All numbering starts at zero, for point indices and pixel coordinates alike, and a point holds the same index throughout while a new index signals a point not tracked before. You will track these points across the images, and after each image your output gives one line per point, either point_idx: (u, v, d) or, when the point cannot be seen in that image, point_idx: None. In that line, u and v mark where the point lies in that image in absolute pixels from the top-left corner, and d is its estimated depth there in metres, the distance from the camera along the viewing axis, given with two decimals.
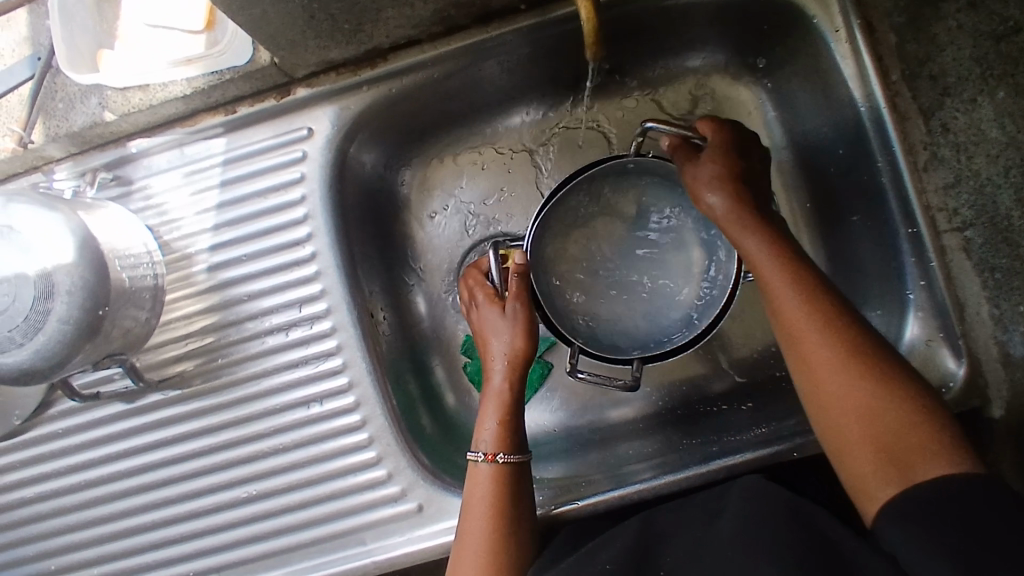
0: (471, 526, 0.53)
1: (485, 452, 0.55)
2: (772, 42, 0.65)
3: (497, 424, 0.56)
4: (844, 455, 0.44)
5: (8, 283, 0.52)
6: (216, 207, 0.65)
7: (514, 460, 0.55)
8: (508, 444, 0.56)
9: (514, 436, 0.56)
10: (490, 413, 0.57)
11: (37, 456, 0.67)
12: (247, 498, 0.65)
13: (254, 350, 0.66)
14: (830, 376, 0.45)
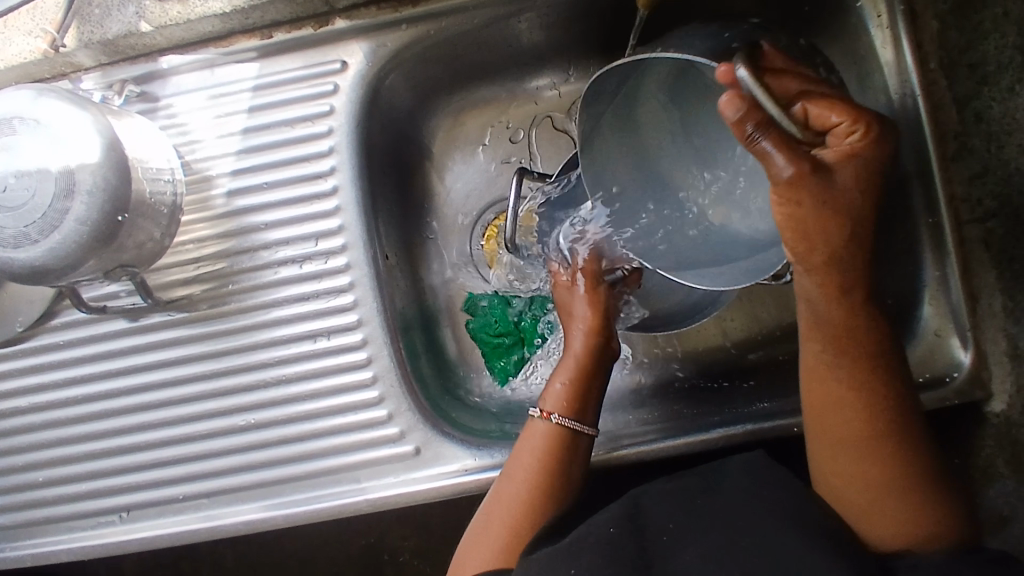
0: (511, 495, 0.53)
1: (543, 410, 0.57)
2: (812, 24, 0.64)
3: (562, 386, 0.59)
4: (864, 502, 0.46)
5: (30, 177, 0.52)
6: (241, 131, 0.64)
7: (574, 427, 0.56)
8: (571, 408, 0.58)
9: (576, 399, 0.58)
10: (560, 374, 0.60)
11: (34, 367, 0.66)
12: (245, 427, 0.64)
13: (266, 280, 0.64)
14: (867, 438, 0.47)
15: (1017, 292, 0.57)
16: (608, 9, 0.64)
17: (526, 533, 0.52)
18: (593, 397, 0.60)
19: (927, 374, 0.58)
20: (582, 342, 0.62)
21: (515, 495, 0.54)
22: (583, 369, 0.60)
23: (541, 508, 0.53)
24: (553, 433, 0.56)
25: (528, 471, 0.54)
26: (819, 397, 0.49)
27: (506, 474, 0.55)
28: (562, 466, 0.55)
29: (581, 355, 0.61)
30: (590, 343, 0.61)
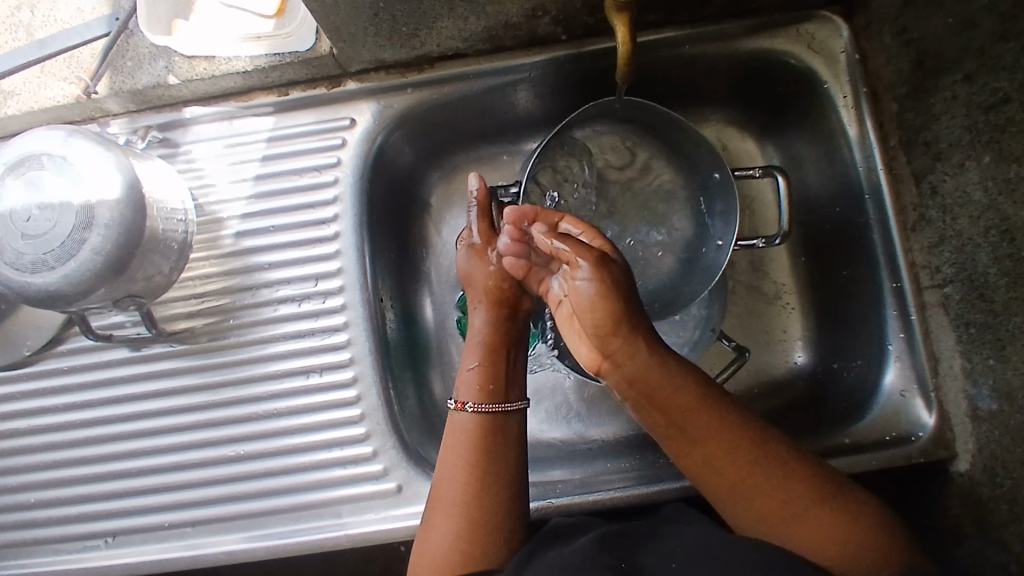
0: (448, 477, 0.53)
1: (457, 402, 0.56)
2: (786, 102, 0.70)
3: (472, 370, 0.58)
4: (809, 540, 0.46)
5: (53, 209, 0.56)
6: (254, 178, 0.69)
7: (482, 409, 0.55)
8: (478, 394, 0.56)
9: (489, 379, 0.57)
10: (472, 348, 0.60)
11: (36, 390, 0.69)
12: (233, 457, 0.66)
13: (265, 317, 0.68)
14: (791, 490, 0.47)
15: (974, 354, 0.57)
16: (597, 82, 0.70)
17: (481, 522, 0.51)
18: (501, 360, 0.59)
19: (892, 434, 0.61)
20: (484, 321, 0.61)
21: (457, 500, 0.51)
22: (486, 350, 0.60)
23: (482, 510, 0.51)
24: (471, 425, 0.55)
25: (457, 468, 0.53)
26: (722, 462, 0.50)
27: (438, 481, 0.53)
28: (491, 457, 0.53)
29: (487, 333, 0.61)
30: (501, 324, 0.62)
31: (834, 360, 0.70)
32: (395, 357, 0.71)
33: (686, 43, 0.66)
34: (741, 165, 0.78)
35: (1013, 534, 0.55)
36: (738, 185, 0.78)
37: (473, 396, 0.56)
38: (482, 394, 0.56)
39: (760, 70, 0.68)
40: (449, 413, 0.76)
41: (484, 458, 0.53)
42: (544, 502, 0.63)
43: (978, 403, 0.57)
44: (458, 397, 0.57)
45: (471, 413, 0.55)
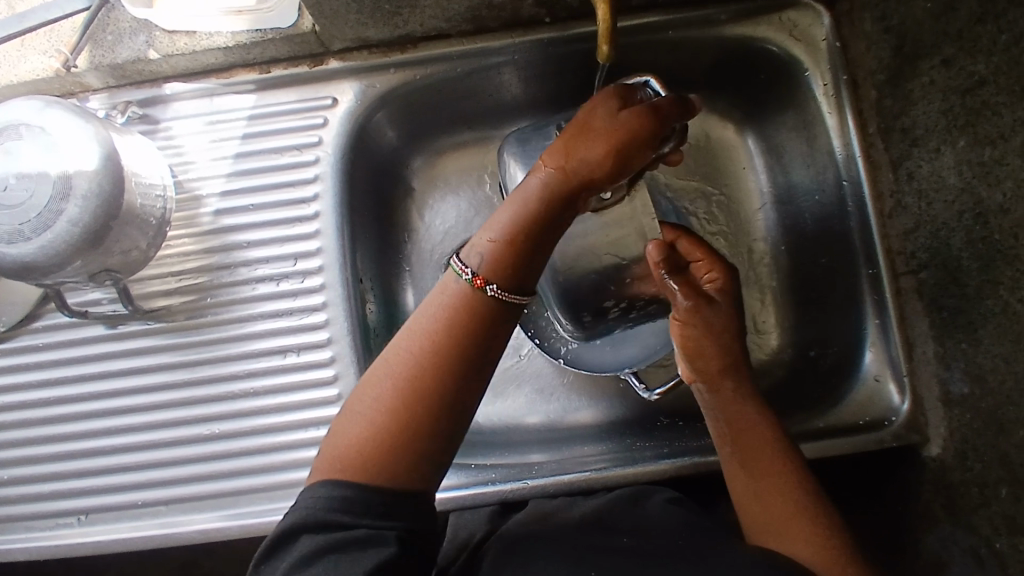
0: (400, 357, 0.47)
1: (474, 271, 0.48)
2: (766, 90, 0.71)
3: (491, 243, 0.49)
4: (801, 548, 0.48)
5: (29, 179, 0.56)
6: (233, 156, 0.69)
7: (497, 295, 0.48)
8: (495, 268, 0.48)
9: (507, 260, 0.49)
10: (510, 210, 0.50)
11: (9, 367, 0.68)
12: (209, 436, 0.66)
13: (243, 296, 0.68)
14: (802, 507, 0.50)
15: (947, 338, 0.58)
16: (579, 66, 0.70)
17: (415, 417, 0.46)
18: (541, 242, 0.49)
19: (867, 417, 0.62)
20: (544, 178, 0.49)
21: (400, 386, 0.46)
22: (537, 205, 0.49)
23: (426, 404, 0.46)
24: (466, 297, 0.48)
25: (415, 351, 0.47)
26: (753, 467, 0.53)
27: (391, 358, 0.48)
28: (461, 350, 0.47)
29: (536, 214, 0.49)
30: (582, 166, 0.49)
31: (811, 347, 0.70)
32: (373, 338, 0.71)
33: (669, 29, 0.66)
34: (721, 155, 0.78)
35: (984, 518, 0.56)
36: (717, 174, 0.78)
37: (495, 275, 0.48)
38: (511, 271, 0.49)
39: (741, 57, 0.69)
40: None
41: (460, 350, 0.47)
42: (519, 484, 0.63)
43: (951, 387, 0.58)
44: (472, 266, 0.48)
45: (488, 294, 0.48)
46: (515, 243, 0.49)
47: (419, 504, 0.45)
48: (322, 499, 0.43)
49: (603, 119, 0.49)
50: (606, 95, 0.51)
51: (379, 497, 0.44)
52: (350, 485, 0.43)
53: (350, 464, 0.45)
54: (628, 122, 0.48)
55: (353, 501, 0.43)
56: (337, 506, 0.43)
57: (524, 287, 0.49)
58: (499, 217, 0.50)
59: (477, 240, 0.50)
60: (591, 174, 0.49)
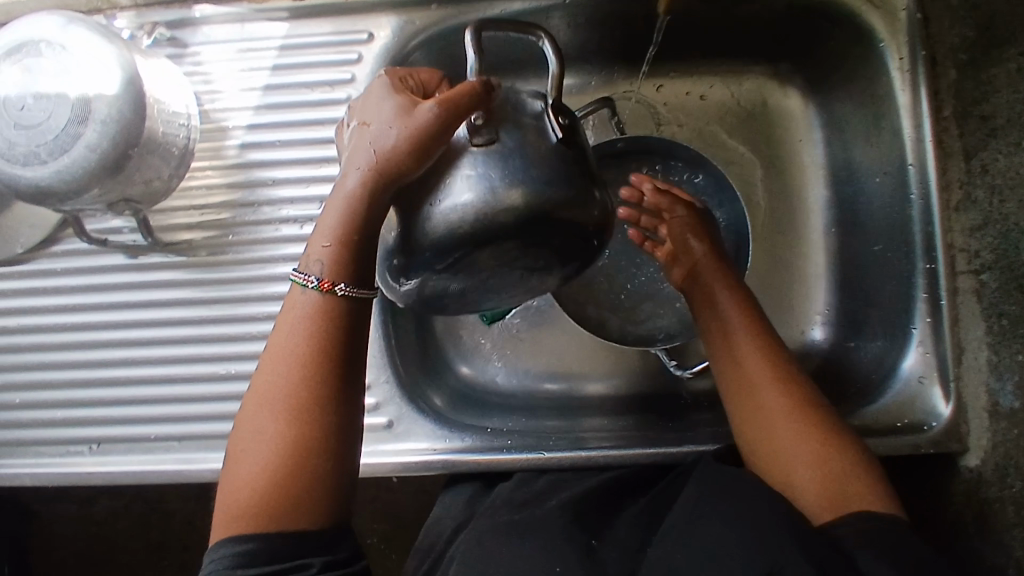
0: (274, 378, 0.43)
1: (319, 278, 0.44)
2: (835, 59, 0.65)
3: (328, 249, 0.44)
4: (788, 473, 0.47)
5: (49, 100, 0.53)
6: (263, 89, 0.66)
7: (355, 295, 0.44)
8: (346, 270, 0.44)
9: (358, 259, 0.45)
10: (335, 211, 0.45)
11: (30, 289, 0.67)
12: (224, 376, 0.65)
13: (266, 237, 0.65)
14: (787, 425, 0.49)
15: (1003, 347, 0.56)
16: (635, 17, 0.65)
17: (307, 440, 0.42)
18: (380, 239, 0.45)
19: (905, 421, 0.58)
20: (367, 181, 0.43)
21: (288, 409, 0.43)
22: (350, 218, 0.44)
23: (319, 420, 0.43)
24: (325, 305, 0.44)
25: (291, 380, 0.43)
26: (742, 383, 0.52)
27: (268, 392, 0.43)
28: (340, 371, 0.44)
29: (360, 212, 0.44)
30: (398, 173, 0.43)
31: (850, 338, 0.67)
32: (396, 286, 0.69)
33: None
34: (776, 122, 0.73)
35: (1016, 538, 0.56)
36: (770, 142, 0.73)
37: (342, 277, 0.44)
38: (351, 271, 0.45)
39: (811, 19, 0.63)
40: (449, 351, 0.74)
41: (336, 363, 0.44)
42: (535, 453, 0.62)
43: (1000, 399, 0.57)
44: (316, 275, 0.44)
45: (336, 296, 0.44)
46: (348, 244, 0.44)
47: (336, 541, 0.43)
48: (227, 557, 0.40)
49: (412, 117, 0.43)
50: (396, 76, 0.47)
51: (287, 548, 0.41)
52: (250, 542, 0.40)
53: (247, 515, 0.41)
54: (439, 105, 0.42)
55: (261, 556, 0.40)
56: (244, 562, 0.40)
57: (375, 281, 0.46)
58: (325, 220, 0.45)
59: (314, 245, 0.45)
60: (418, 162, 0.43)
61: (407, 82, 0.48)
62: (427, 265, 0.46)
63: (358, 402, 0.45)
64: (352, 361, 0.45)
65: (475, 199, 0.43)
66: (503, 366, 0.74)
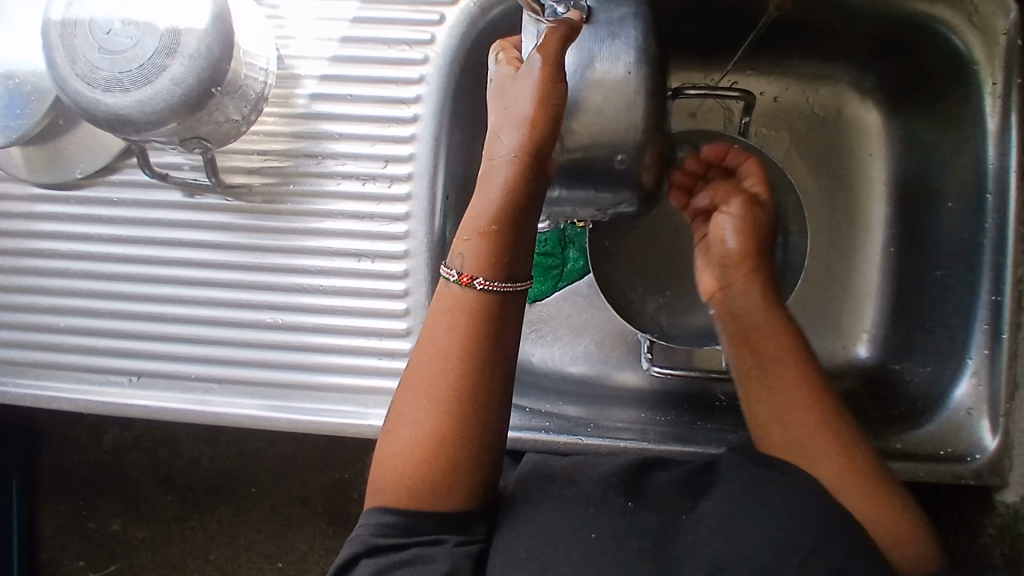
0: (428, 366, 0.47)
1: (459, 273, 0.47)
2: (924, 76, 0.64)
3: (477, 240, 0.46)
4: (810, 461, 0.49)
5: (137, 27, 0.53)
6: (339, 40, 0.65)
7: (496, 289, 0.46)
8: (489, 265, 0.46)
9: (500, 247, 0.46)
10: (480, 206, 0.46)
11: (84, 216, 0.67)
12: (269, 326, 0.64)
13: (325, 190, 0.65)
14: (804, 420, 0.50)
15: None
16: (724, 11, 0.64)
17: (451, 431, 0.47)
18: (518, 228, 0.46)
19: (948, 449, 0.58)
20: (508, 169, 0.45)
21: (435, 396, 0.47)
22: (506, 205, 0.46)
23: (462, 411, 0.47)
24: (469, 301, 0.47)
25: (441, 371, 0.47)
26: (772, 371, 0.52)
27: (421, 378, 0.48)
28: (479, 366, 0.47)
29: (504, 197, 0.45)
30: (528, 146, 0.45)
31: (896, 361, 0.67)
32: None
33: None
34: (847, 134, 0.72)
35: None
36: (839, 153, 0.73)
37: (482, 270, 0.47)
38: (498, 263, 0.46)
39: (905, 32, 0.62)
40: None
41: (479, 358, 0.46)
42: (573, 438, 0.61)
43: None
44: (457, 269, 0.47)
45: (477, 290, 0.47)
46: (494, 236, 0.46)
47: (471, 521, 0.49)
48: (375, 525, 0.47)
49: (520, 85, 0.45)
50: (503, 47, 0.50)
51: (431, 518, 0.47)
52: (396, 516, 0.47)
53: (394, 491, 0.48)
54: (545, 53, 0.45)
55: (403, 527, 0.47)
56: (388, 533, 0.47)
57: (518, 272, 0.47)
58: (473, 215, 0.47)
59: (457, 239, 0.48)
60: (544, 126, 0.45)
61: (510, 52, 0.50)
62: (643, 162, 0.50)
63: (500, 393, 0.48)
64: (499, 351, 0.47)
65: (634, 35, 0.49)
66: (541, 346, 0.73)
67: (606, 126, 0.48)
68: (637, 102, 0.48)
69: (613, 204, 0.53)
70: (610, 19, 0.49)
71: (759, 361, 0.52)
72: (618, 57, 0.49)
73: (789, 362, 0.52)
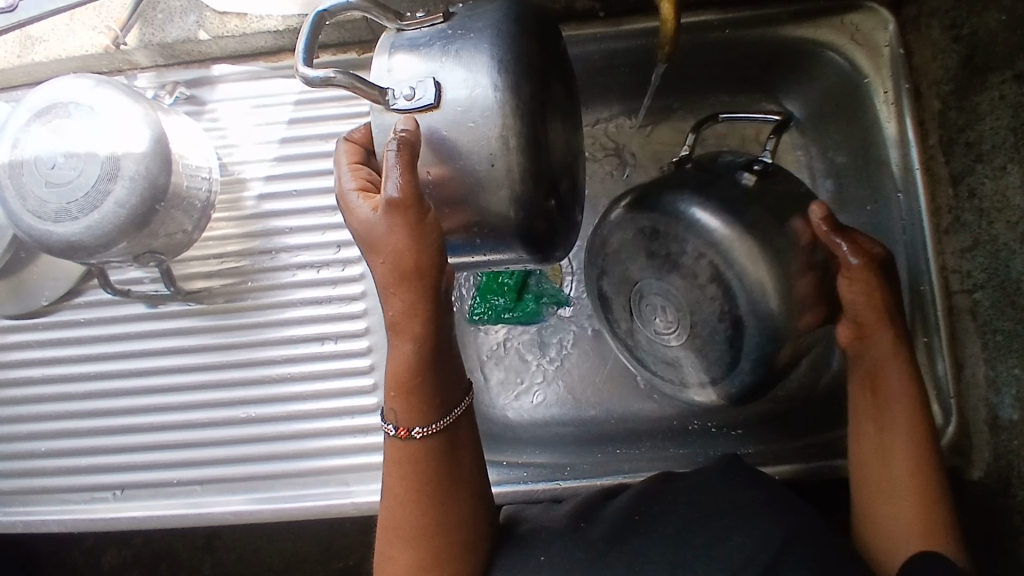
0: (397, 511, 0.51)
1: (396, 428, 0.49)
2: (823, 97, 0.69)
3: (398, 398, 0.48)
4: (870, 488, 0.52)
5: (79, 158, 0.55)
6: (280, 141, 0.69)
7: (433, 435, 0.49)
8: (417, 419, 0.48)
9: (427, 394, 0.48)
10: (393, 363, 0.47)
11: (55, 340, 0.70)
12: (242, 420, 0.66)
13: (282, 282, 0.68)
14: (893, 453, 0.51)
15: (999, 361, 0.57)
16: (633, 63, 0.68)
17: (434, 550, 0.50)
18: (437, 365, 0.47)
19: None
20: (402, 326, 0.45)
21: (411, 532, 0.50)
22: (419, 361, 0.46)
23: (436, 539, 0.50)
24: (418, 450, 0.50)
25: (410, 516, 0.50)
26: (881, 397, 0.53)
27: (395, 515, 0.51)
28: (444, 498, 0.51)
29: (414, 353, 0.46)
30: (416, 297, 0.44)
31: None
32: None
33: (726, 28, 0.64)
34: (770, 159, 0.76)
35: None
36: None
37: (416, 421, 0.49)
38: (419, 414, 0.48)
39: (799, 60, 0.67)
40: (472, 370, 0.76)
41: (439, 485, 0.50)
42: (552, 483, 0.64)
43: (999, 413, 0.57)
44: (393, 424, 0.49)
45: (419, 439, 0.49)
46: (411, 383, 0.47)
47: None
48: None
49: (384, 231, 0.42)
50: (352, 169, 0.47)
51: None
52: None
53: None
54: (399, 191, 0.41)
55: None
56: None
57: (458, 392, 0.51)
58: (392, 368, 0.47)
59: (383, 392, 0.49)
60: (428, 270, 0.43)
61: (362, 171, 0.48)
62: (532, 216, 0.46)
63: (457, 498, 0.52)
64: (456, 466, 0.51)
65: (494, 95, 0.43)
66: (514, 401, 0.75)
67: (484, 207, 0.45)
68: (510, 190, 0.45)
69: (522, 257, 0.50)
70: (466, 98, 0.44)
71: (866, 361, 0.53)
72: (476, 146, 0.44)
73: (893, 379, 0.52)
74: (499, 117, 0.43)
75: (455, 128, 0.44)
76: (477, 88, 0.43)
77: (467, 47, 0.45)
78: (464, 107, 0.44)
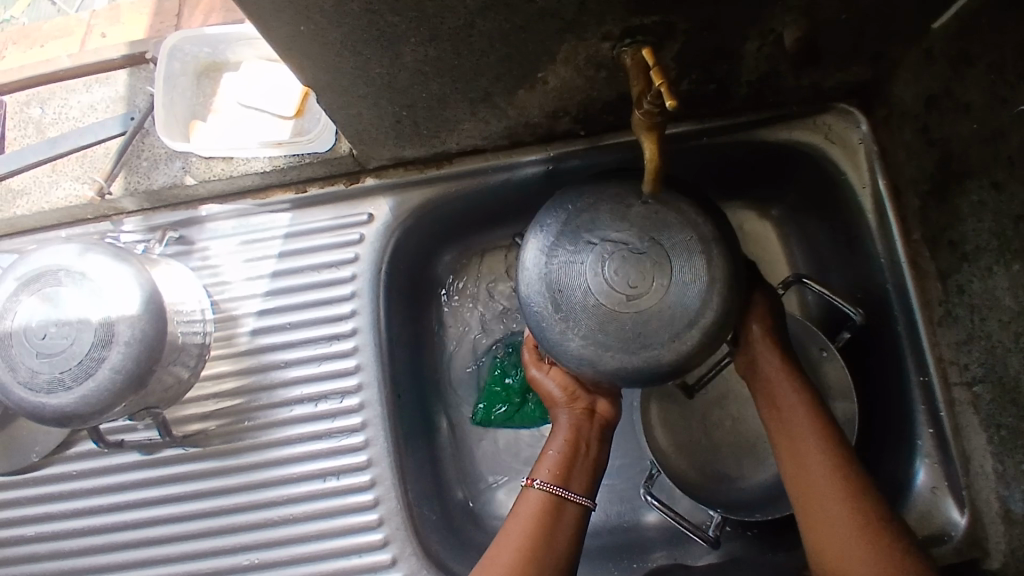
0: (512, 529, 0.57)
1: (534, 478, 0.59)
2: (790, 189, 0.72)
3: (555, 455, 0.61)
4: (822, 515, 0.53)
5: (71, 326, 0.54)
6: (270, 275, 0.68)
7: (562, 492, 0.58)
8: (562, 477, 0.59)
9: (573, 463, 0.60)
10: (552, 446, 0.62)
11: (47, 494, 0.68)
12: (247, 567, 0.65)
13: (280, 418, 0.67)
14: (811, 458, 0.55)
15: (1006, 456, 0.57)
16: None
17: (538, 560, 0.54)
18: (583, 464, 0.61)
19: (926, 532, 0.62)
20: (566, 410, 0.63)
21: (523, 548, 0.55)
22: (574, 443, 0.61)
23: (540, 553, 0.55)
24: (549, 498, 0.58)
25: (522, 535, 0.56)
26: (783, 413, 0.58)
27: (500, 541, 0.56)
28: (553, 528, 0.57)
29: (568, 427, 0.62)
30: (571, 400, 0.63)
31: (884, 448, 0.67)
32: (412, 436, 0.70)
33: (703, 136, 0.66)
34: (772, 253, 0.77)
35: None
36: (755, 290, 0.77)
37: (551, 477, 0.59)
38: (564, 479, 0.59)
39: (774, 163, 0.69)
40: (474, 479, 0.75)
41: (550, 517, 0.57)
42: None
43: (1011, 506, 0.57)
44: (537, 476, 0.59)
45: (544, 491, 0.58)
46: (568, 459, 0.60)
47: None
48: None
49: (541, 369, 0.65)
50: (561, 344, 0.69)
51: None
52: None
53: None
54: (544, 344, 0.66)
55: None
56: None
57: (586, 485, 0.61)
58: (552, 453, 0.61)
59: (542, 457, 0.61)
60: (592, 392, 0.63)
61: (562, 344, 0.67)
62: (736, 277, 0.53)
63: (566, 545, 0.57)
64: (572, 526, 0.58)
65: (591, 267, 0.51)
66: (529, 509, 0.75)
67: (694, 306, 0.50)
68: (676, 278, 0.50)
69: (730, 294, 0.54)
70: (586, 287, 0.51)
71: (767, 389, 0.60)
72: (622, 295, 0.50)
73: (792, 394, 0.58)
74: (609, 271, 0.50)
75: (543, 254, 0.53)
76: (545, 264, 0.52)
77: (550, 263, 0.52)
78: (556, 238, 0.53)
